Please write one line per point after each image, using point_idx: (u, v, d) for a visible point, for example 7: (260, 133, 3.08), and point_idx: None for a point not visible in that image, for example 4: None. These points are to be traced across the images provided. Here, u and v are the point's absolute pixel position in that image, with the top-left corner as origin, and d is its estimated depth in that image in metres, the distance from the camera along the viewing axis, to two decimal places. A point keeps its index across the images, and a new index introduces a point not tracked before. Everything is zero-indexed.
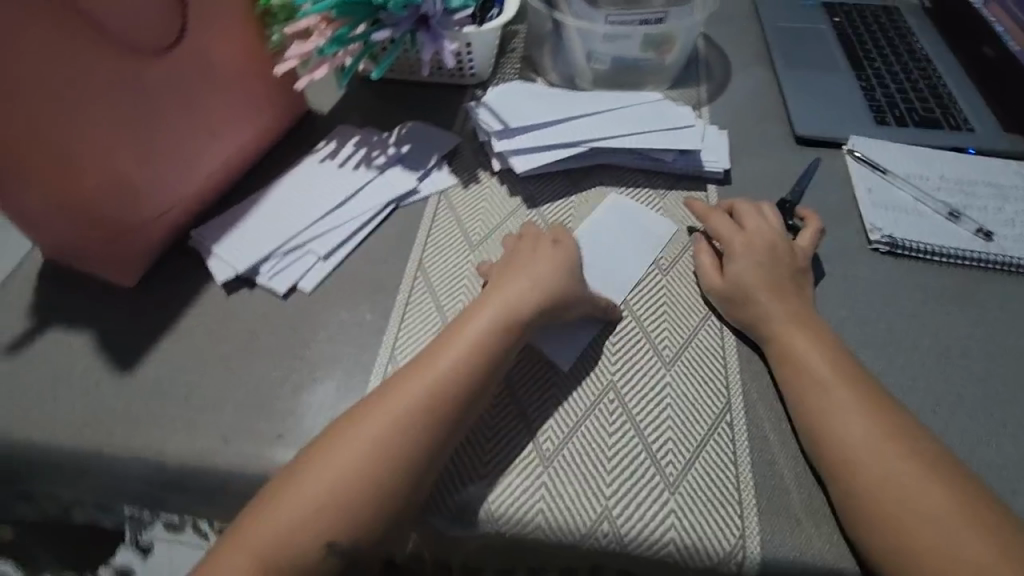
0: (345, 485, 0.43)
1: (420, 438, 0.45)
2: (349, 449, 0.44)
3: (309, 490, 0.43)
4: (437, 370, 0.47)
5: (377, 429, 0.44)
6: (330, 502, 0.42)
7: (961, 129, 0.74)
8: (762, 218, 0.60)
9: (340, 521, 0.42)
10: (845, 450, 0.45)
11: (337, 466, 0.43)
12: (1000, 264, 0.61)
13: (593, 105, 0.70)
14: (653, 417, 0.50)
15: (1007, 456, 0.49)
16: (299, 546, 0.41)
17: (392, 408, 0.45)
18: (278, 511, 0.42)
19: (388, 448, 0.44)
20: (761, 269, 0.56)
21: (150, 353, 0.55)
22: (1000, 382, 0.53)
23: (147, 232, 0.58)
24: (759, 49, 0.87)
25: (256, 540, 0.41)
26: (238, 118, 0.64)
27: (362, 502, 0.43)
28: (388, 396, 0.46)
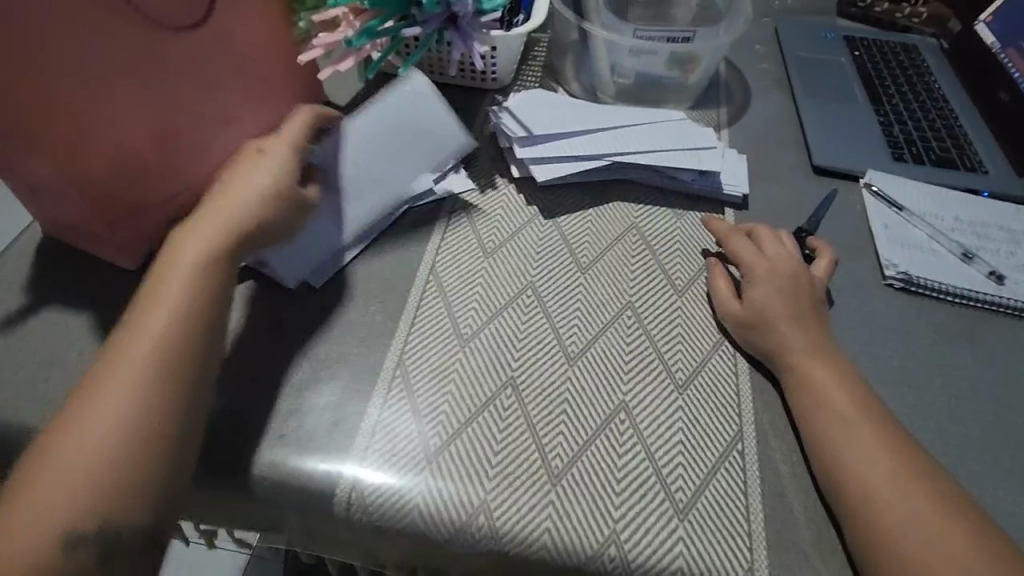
0: (131, 401, 0.40)
1: (167, 351, 0.43)
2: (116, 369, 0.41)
3: (109, 400, 0.40)
4: (196, 270, 0.46)
5: (137, 346, 0.42)
6: (136, 416, 0.40)
7: (976, 170, 0.75)
8: (780, 244, 0.61)
9: (150, 435, 0.40)
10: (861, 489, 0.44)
11: (107, 383, 0.41)
12: (1012, 309, 0.61)
13: (616, 120, 0.70)
14: (664, 440, 0.49)
15: (1016, 502, 0.48)
16: (112, 462, 0.38)
17: (155, 318, 0.43)
18: (80, 425, 0.39)
19: (154, 351, 0.42)
20: (778, 297, 0.56)
21: None
22: (1009, 427, 0.53)
23: (154, 215, 0.56)
24: (779, 75, 0.87)
25: (61, 457, 0.38)
26: (256, 105, 0.62)
27: (161, 414, 0.41)
28: (155, 302, 0.44)
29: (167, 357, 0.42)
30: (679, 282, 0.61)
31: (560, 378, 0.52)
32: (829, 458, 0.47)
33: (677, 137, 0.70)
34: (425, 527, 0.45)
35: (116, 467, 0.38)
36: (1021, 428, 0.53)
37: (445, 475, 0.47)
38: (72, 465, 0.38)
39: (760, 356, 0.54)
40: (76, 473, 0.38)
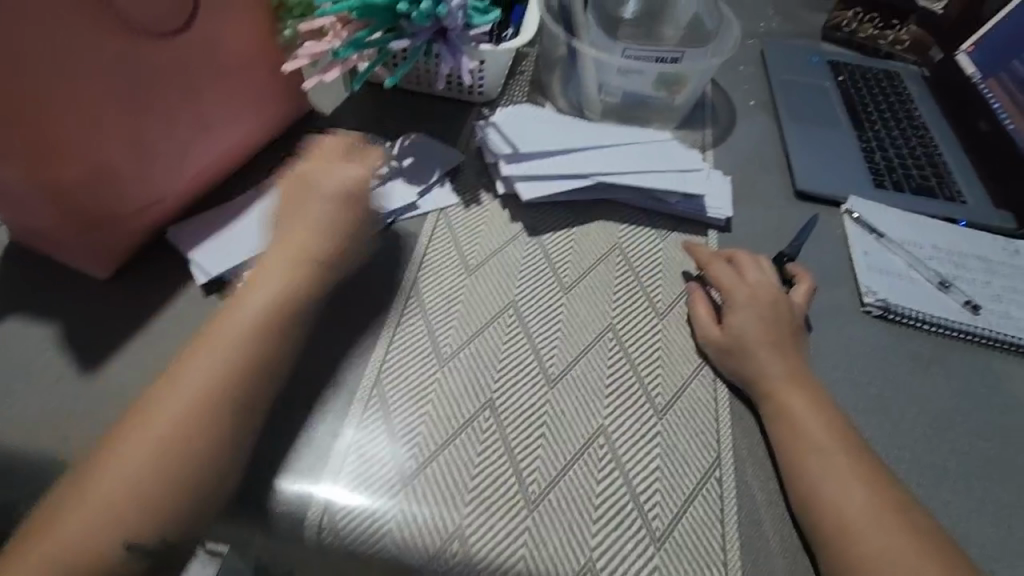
0: (201, 413, 0.42)
1: (227, 380, 0.44)
2: (187, 381, 0.43)
3: (178, 409, 0.42)
4: (280, 294, 0.48)
5: (202, 373, 0.43)
6: (185, 431, 0.41)
7: (954, 199, 0.76)
8: (760, 269, 0.61)
9: (212, 445, 0.42)
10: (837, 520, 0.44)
11: (167, 407, 0.42)
12: (986, 339, 0.62)
13: (603, 139, 0.70)
14: (642, 466, 0.49)
15: (987, 534, 0.49)
16: (176, 469, 0.40)
17: (228, 335, 0.45)
18: (141, 434, 0.41)
19: (233, 369, 0.44)
20: (759, 323, 0.56)
21: (118, 352, 0.52)
22: (982, 458, 0.54)
23: (127, 224, 0.55)
24: (764, 98, 0.88)
25: (120, 460, 0.40)
26: (237, 112, 0.61)
27: (225, 429, 0.43)
28: (228, 321, 0.46)
29: (242, 375, 0.44)
30: (661, 304, 0.61)
31: (539, 400, 0.52)
32: (805, 487, 0.47)
33: (662, 158, 0.70)
34: (399, 555, 0.44)
35: (175, 475, 0.40)
36: (993, 459, 0.54)
37: (420, 501, 0.46)
38: (133, 468, 0.40)
39: (738, 382, 0.54)
40: (135, 477, 0.40)
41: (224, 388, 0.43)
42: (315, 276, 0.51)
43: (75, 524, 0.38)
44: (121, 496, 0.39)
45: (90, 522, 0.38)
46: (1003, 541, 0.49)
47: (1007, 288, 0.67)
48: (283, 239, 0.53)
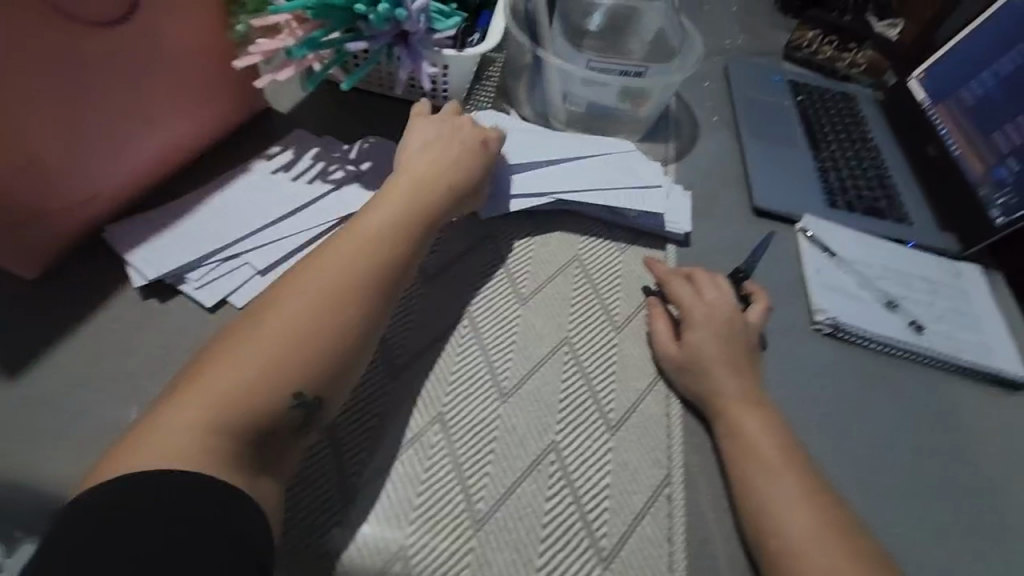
0: (310, 332, 0.42)
1: (316, 320, 0.43)
2: (292, 296, 0.43)
3: (268, 344, 0.41)
4: (395, 228, 0.50)
5: (287, 315, 0.42)
6: (275, 367, 0.40)
7: (902, 221, 0.78)
8: (716, 287, 0.60)
9: (313, 361, 0.42)
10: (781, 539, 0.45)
11: (249, 348, 0.41)
12: (929, 358, 0.64)
13: (564, 153, 0.69)
14: (592, 483, 0.49)
15: (922, 551, 0.50)
16: (279, 375, 0.40)
17: (331, 266, 0.45)
18: (246, 343, 0.41)
19: (336, 296, 0.44)
20: (714, 341, 0.56)
21: (47, 360, 0.49)
22: (921, 476, 0.55)
23: (58, 222, 0.52)
24: (727, 114, 0.89)
25: (226, 366, 0.40)
26: (185, 109, 0.58)
27: (332, 345, 0.43)
28: (328, 254, 0.46)
29: (352, 301, 0.44)
30: (618, 318, 0.60)
31: (491, 414, 0.51)
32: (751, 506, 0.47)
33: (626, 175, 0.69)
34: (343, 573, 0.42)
35: (280, 384, 0.40)
36: (931, 477, 0.56)
37: (365, 517, 0.44)
38: (239, 373, 0.39)
39: (691, 400, 0.55)
40: (234, 384, 0.39)
41: (331, 310, 0.43)
42: (431, 197, 0.54)
43: (179, 422, 0.37)
44: (228, 397, 0.38)
45: (196, 421, 0.37)
46: (937, 559, 0.50)
47: (949, 308, 0.69)
48: (401, 181, 0.54)
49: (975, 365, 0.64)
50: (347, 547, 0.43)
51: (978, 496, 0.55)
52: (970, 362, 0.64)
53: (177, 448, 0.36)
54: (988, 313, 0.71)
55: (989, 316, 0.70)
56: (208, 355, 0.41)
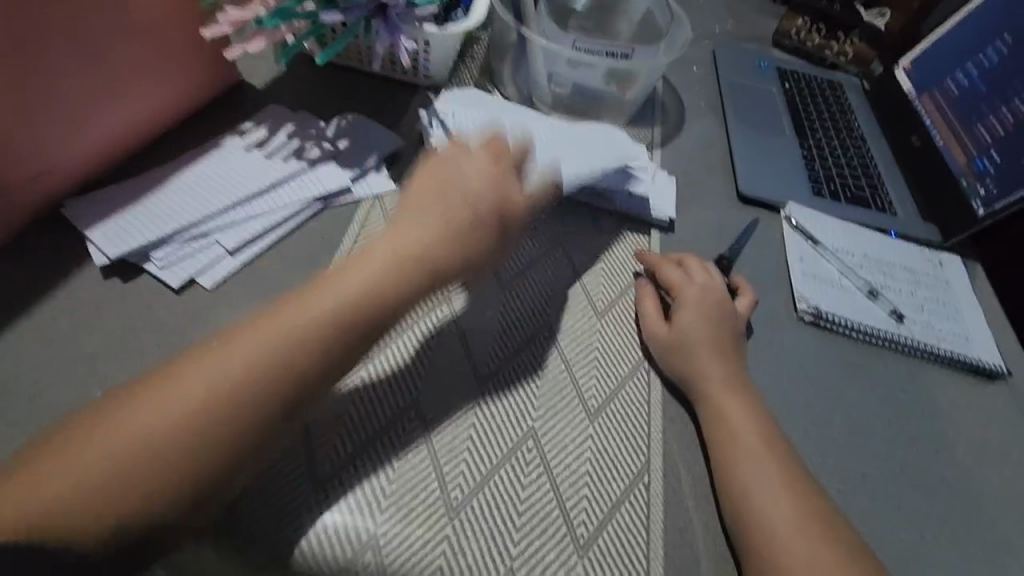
0: (224, 408, 0.36)
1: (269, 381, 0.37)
2: (229, 353, 0.37)
3: (207, 395, 0.36)
4: (365, 290, 0.41)
5: (238, 364, 0.37)
6: (203, 423, 0.35)
7: (886, 211, 0.78)
8: (704, 271, 0.60)
9: (210, 445, 0.35)
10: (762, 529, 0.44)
11: (186, 393, 0.36)
12: (909, 347, 0.64)
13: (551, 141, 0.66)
14: (570, 470, 0.48)
15: (898, 539, 0.50)
16: (165, 454, 0.34)
17: (275, 333, 0.38)
18: (163, 389, 0.36)
19: (271, 373, 0.37)
20: (703, 324, 0.56)
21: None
22: (899, 465, 0.55)
23: (12, 195, 0.49)
24: (714, 100, 0.88)
25: (127, 415, 0.35)
26: (150, 79, 0.56)
27: (241, 429, 0.36)
28: (281, 316, 0.39)
29: (283, 382, 0.37)
30: (601, 303, 0.59)
31: (469, 402, 0.50)
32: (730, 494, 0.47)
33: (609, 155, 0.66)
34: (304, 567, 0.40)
35: (166, 468, 0.34)
36: (908, 465, 0.56)
37: (332, 504, 0.42)
38: (129, 436, 0.34)
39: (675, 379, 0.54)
40: (160, 429, 0.35)
41: (262, 381, 0.37)
42: (461, 242, 0.46)
43: (51, 477, 0.33)
44: (104, 463, 0.33)
45: (66, 486, 0.33)
46: (913, 547, 0.50)
47: (929, 299, 0.70)
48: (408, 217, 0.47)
49: (955, 355, 0.64)
50: (309, 533, 0.41)
51: (954, 485, 0.55)
52: (950, 352, 0.64)
53: (35, 511, 0.32)
54: (968, 304, 0.71)
55: (968, 307, 0.71)
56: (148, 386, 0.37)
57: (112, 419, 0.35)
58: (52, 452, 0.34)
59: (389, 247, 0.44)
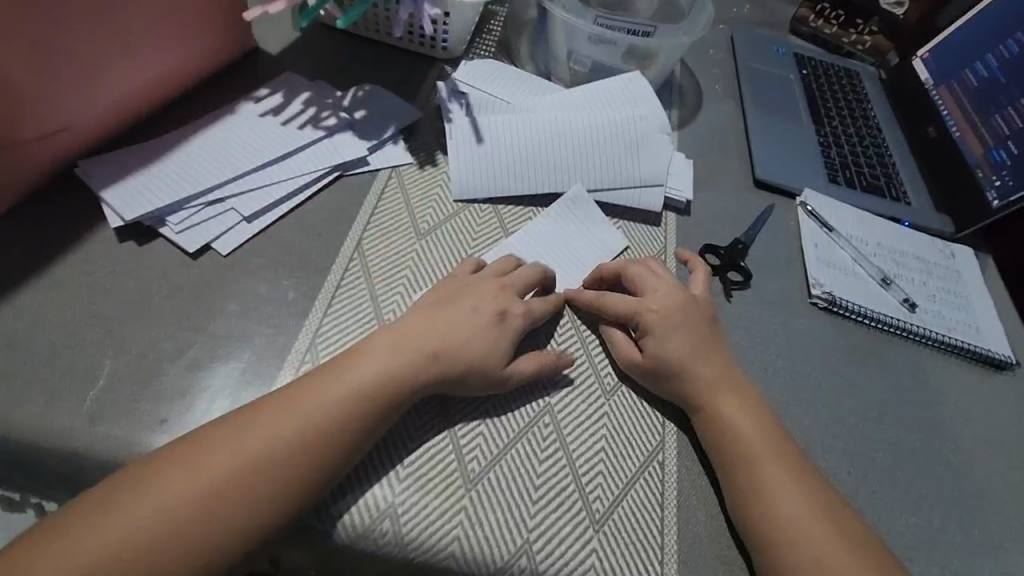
0: (244, 483, 0.37)
1: (296, 450, 0.39)
2: (261, 427, 0.39)
3: (238, 461, 0.38)
4: (373, 379, 0.42)
5: (263, 437, 0.39)
6: (231, 489, 0.37)
7: (900, 201, 0.78)
8: (658, 279, 0.55)
9: (233, 523, 0.37)
10: (776, 509, 0.44)
11: (214, 466, 0.38)
12: (920, 336, 0.64)
13: (578, 144, 0.64)
14: (586, 447, 0.48)
15: (905, 522, 0.51)
16: (189, 532, 0.36)
17: (292, 415, 0.40)
18: (184, 465, 0.37)
19: (289, 451, 0.39)
20: (674, 338, 0.52)
21: (13, 299, 0.46)
22: (908, 451, 0.56)
23: (25, 154, 0.48)
24: (731, 84, 0.87)
25: (161, 487, 0.36)
26: (165, 39, 0.54)
27: (262, 508, 0.37)
28: (298, 398, 0.41)
29: (301, 461, 0.39)
30: None
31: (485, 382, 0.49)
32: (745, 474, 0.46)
33: (628, 147, 0.65)
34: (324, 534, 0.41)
35: (189, 547, 0.35)
36: (917, 451, 0.56)
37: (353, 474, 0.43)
38: (152, 511, 0.36)
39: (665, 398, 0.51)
40: (193, 494, 0.36)
41: (281, 465, 0.38)
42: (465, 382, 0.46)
43: (76, 549, 0.34)
44: (127, 540, 0.35)
45: (96, 559, 0.34)
46: (919, 530, 0.51)
47: (941, 288, 0.70)
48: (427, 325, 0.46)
49: (965, 345, 0.65)
50: (331, 506, 0.41)
51: (961, 472, 0.56)
52: (960, 341, 0.65)
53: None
54: (979, 295, 0.71)
55: (979, 298, 0.71)
56: (176, 446, 0.39)
57: (134, 493, 0.36)
58: (79, 519, 0.35)
59: (412, 335, 0.45)
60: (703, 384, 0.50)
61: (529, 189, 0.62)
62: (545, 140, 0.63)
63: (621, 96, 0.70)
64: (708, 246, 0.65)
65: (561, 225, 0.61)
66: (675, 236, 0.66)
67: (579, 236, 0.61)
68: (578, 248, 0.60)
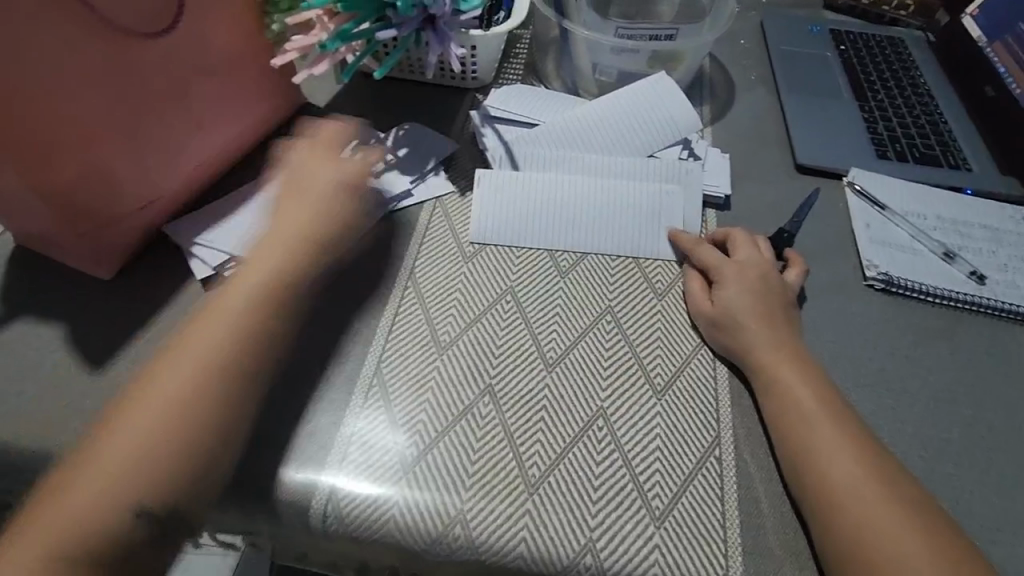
0: (172, 424, 0.43)
1: (219, 398, 0.45)
2: (156, 395, 0.44)
3: (146, 428, 0.43)
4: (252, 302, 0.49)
5: (178, 389, 0.44)
6: (148, 456, 0.42)
7: (959, 167, 0.75)
8: (753, 248, 0.61)
9: (196, 441, 0.43)
10: (837, 495, 0.44)
11: (129, 448, 0.42)
12: (991, 309, 0.62)
13: (608, 163, 0.67)
14: (642, 447, 0.49)
15: (990, 506, 0.49)
16: (156, 459, 0.42)
17: (205, 344, 0.46)
18: (147, 404, 0.44)
19: (230, 364, 0.46)
20: (740, 291, 0.56)
21: (123, 350, 0.53)
22: (985, 430, 0.53)
23: (124, 227, 0.56)
24: (765, 71, 0.86)
25: (86, 481, 0.41)
26: (228, 112, 0.62)
27: (189, 429, 0.43)
28: (212, 325, 0.47)
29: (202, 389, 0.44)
30: (660, 287, 0.60)
31: (428, 366, 0.53)
32: (803, 462, 0.47)
33: (665, 167, 0.67)
34: (399, 537, 0.45)
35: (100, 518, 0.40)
36: (996, 429, 0.54)
37: (421, 484, 0.46)
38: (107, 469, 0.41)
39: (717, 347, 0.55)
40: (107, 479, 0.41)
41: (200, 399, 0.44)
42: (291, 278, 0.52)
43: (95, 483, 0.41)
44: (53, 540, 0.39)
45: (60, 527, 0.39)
46: (1006, 513, 0.49)
47: (1013, 256, 0.66)
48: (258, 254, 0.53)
49: None
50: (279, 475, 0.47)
51: None
52: None
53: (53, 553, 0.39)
54: None
55: None
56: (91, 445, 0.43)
57: (129, 423, 0.43)
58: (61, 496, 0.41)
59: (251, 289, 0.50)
60: None
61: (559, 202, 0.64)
62: (578, 162, 0.66)
63: (651, 106, 0.71)
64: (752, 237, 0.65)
65: (619, 230, 0.63)
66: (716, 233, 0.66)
67: (642, 239, 0.63)
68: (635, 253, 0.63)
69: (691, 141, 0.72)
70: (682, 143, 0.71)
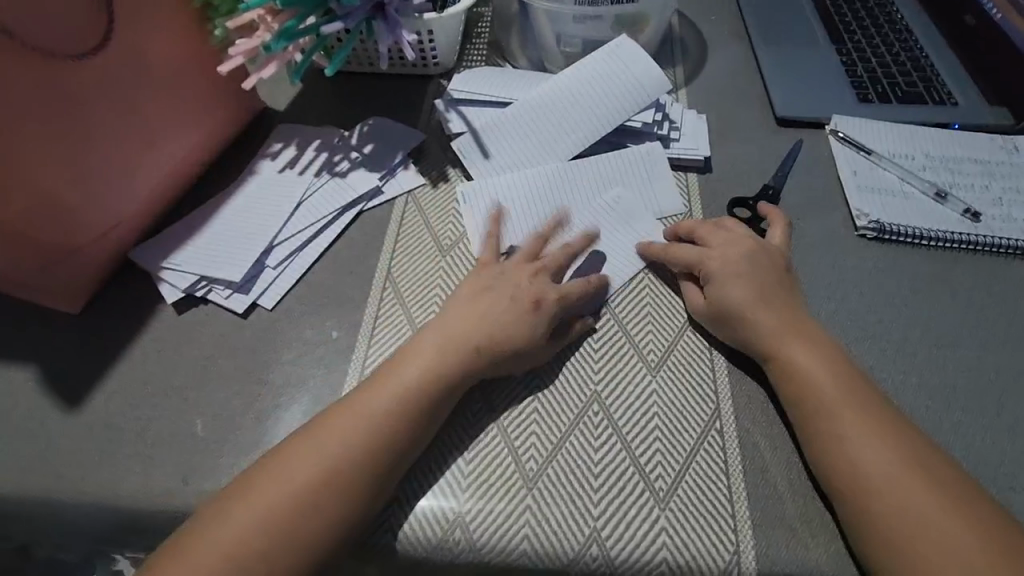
0: (306, 495, 0.41)
1: (351, 476, 0.42)
2: (284, 474, 0.41)
3: (260, 507, 0.40)
4: (431, 379, 0.46)
5: (306, 469, 0.42)
6: (272, 529, 0.40)
7: (945, 103, 0.72)
8: (724, 230, 0.56)
9: (319, 532, 0.40)
10: (851, 459, 0.43)
11: (232, 526, 0.40)
12: (989, 246, 0.60)
13: (575, 145, 0.65)
14: (640, 428, 0.48)
15: (1004, 450, 0.48)
16: (298, 499, 0.41)
17: (360, 418, 0.44)
18: (270, 482, 0.41)
19: (370, 445, 0.43)
20: (738, 284, 0.51)
21: (100, 386, 0.51)
22: (992, 372, 0.52)
23: (87, 258, 0.54)
24: (736, 23, 0.83)
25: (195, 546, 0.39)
26: (181, 127, 0.59)
27: (318, 501, 0.41)
28: (362, 404, 0.44)
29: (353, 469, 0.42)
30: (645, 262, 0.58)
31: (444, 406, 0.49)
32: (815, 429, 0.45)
33: (627, 158, 0.65)
34: (402, 550, 0.44)
35: None
36: (1004, 370, 0.52)
37: (417, 490, 0.45)
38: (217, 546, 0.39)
39: (729, 343, 0.51)
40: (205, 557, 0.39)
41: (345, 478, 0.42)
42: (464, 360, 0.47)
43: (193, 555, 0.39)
44: None
45: None
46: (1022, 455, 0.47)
47: (1007, 189, 0.64)
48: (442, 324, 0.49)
49: None
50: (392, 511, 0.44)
51: None
52: None
53: None
54: None
55: None
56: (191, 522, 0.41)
57: (239, 500, 0.41)
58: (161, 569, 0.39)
59: (420, 369, 0.46)
60: (763, 341, 0.49)
61: (525, 206, 0.61)
62: (547, 146, 0.65)
63: (619, 66, 0.67)
64: (736, 201, 0.63)
65: (591, 223, 0.60)
66: (699, 198, 0.64)
67: (616, 231, 0.60)
68: (611, 244, 0.59)
69: (663, 105, 0.69)
70: (655, 107, 0.68)
